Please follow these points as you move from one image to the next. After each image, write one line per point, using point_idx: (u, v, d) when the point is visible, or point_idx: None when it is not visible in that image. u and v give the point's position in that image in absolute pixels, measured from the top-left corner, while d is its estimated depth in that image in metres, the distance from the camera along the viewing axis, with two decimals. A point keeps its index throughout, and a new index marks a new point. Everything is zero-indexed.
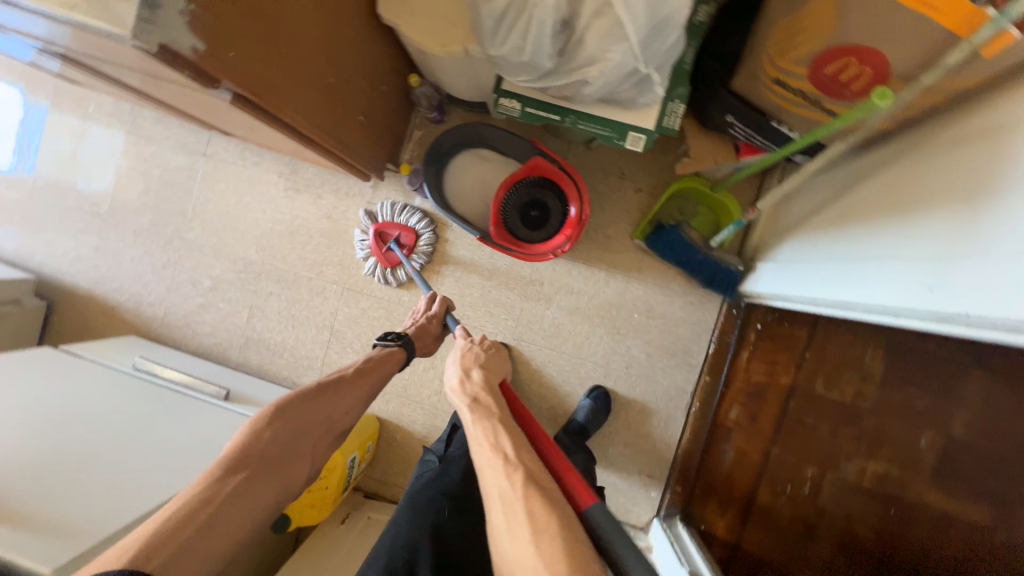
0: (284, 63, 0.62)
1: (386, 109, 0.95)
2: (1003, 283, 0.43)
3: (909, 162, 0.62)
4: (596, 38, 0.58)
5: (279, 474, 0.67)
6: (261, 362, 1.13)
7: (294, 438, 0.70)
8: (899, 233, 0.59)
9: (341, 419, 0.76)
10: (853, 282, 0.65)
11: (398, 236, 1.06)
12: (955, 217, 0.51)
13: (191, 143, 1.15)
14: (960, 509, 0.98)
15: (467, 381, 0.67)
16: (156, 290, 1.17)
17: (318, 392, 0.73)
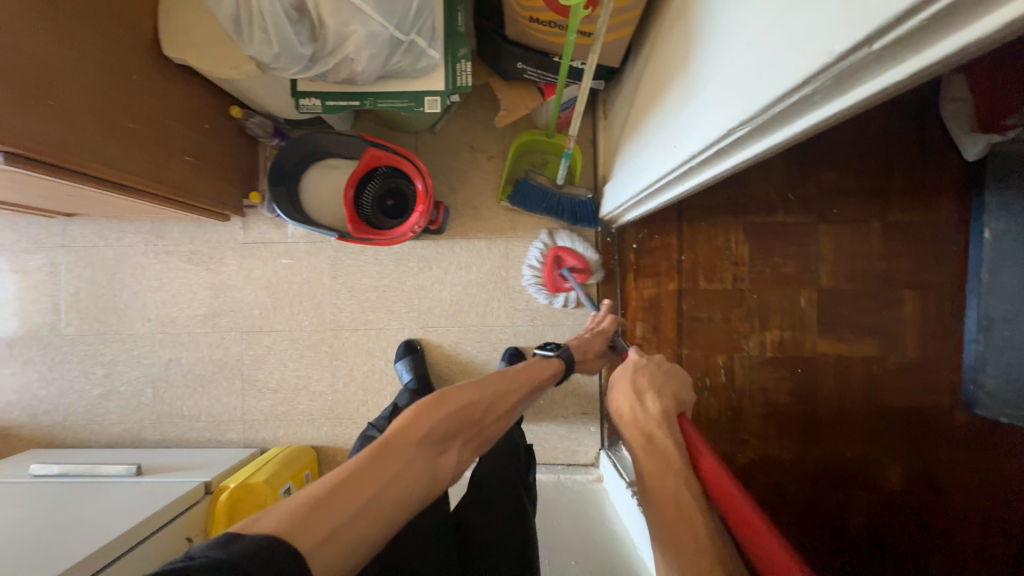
0: (60, 114, 0.67)
1: (219, 146, 1.02)
2: (706, 117, 0.55)
3: (658, 57, 0.76)
4: (332, 16, 0.63)
5: (439, 461, 0.58)
6: (180, 433, 1.20)
7: (458, 425, 0.62)
8: (666, 112, 0.72)
9: (494, 412, 0.67)
10: (656, 164, 0.76)
11: (569, 267, 1.13)
12: (685, 84, 0.64)
13: (76, 237, 1.21)
14: (848, 348, 1.19)
15: (642, 410, 0.67)
16: (49, 395, 1.21)
17: (483, 380, 0.69)
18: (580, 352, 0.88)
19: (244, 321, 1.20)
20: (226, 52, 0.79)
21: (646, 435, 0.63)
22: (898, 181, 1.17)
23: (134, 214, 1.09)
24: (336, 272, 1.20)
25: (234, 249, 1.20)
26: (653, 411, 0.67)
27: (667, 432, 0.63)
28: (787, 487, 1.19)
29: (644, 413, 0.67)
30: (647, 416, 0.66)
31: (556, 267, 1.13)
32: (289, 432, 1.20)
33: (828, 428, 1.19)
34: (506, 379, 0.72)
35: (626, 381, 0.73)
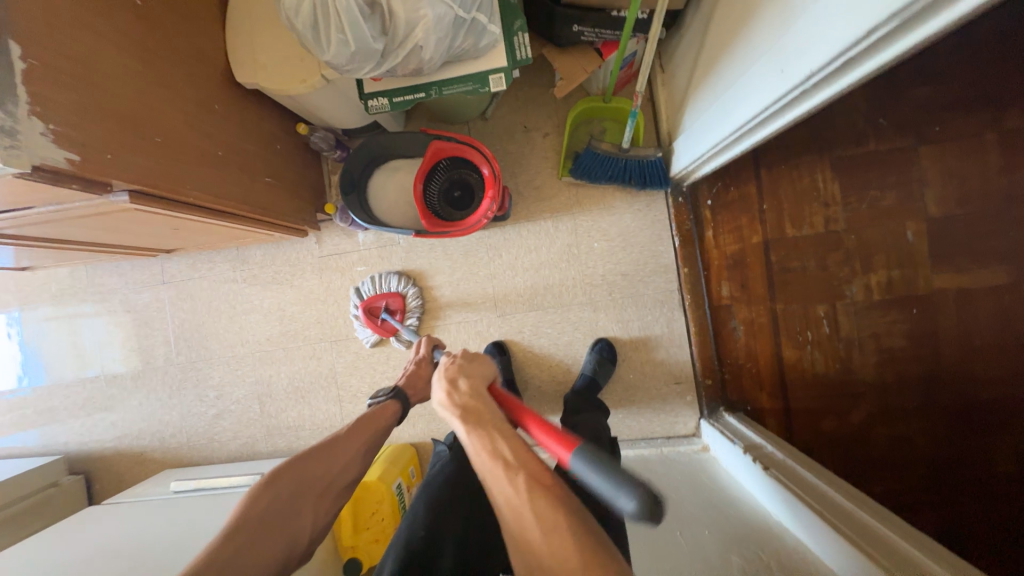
0: (167, 149, 0.71)
1: (291, 164, 1.06)
2: (822, 33, 0.51)
3: None
4: (402, 4, 0.62)
5: (284, 533, 0.69)
6: (289, 443, 1.27)
7: (297, 493, 0.72)
8: (754, 45, 0.67)
9: (343, 473, 0.77)
10: (739, 106, 0.72)
11: (388, 306, 1.19)
12: (784, 7, 0.59)
13: (173, 273, 1.30)
14: (971, 279, 1.06)
15: (454, 393, 0.67)
16: (172, 420, 1.32)
17: (322, 446, 0.78)
18: (414, 389, 0.90)
19: (331, 332, 1.25)
20: (294, 67, 0.81)
21: (464, 409, 0.65)
22: (1012, 82, 1.03)
23: (223, 243, 1.16)
24: (409, 273, 1.22)
25: (312, 264, 1.25)
26: (466, 390, 0.68)
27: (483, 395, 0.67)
28: (915, 438, 1.09)
29: (457, 393, 0.67)
30: (453, 390, 0.67)
31: (374, 316, 1.18)
32: None
33: (955, 370, 1.08)
34: (350, 434, 0.80)
35: (457, 363, 0.71)
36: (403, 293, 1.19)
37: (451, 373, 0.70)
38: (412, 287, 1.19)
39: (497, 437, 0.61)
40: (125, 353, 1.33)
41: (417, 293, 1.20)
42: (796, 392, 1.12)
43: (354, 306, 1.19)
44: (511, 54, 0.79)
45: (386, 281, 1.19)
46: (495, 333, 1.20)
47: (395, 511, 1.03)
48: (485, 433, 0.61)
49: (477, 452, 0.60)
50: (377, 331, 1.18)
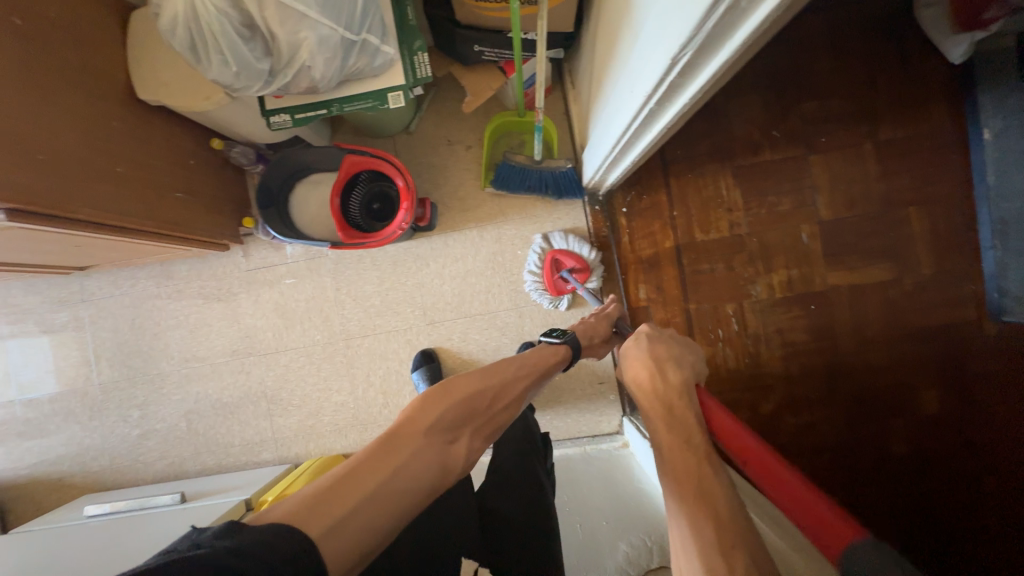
0: (54, 167, 0.71)
1: (207, 179, 1.06)
2: (652, 57, 0.57)
3: (607, 11, 0.77)
4: (280, 27, 0.65)
5: (447, 449, 0.68)
6: (217, 460, 1.25)
7: (463, 416, 0.73)
8: (619, 64, 0.73)
9: (500, 411, 0.78)
10: (617, 119, 0.78)
11: (573, 267, 1.14)
12: (632, 30, 0.65)
13: (94, 291, 1.27)
14: (862, 277, 1.16)
15: (661, 383, 0.74)
16: (94, 442, 1.27)
17: (490, 375, 0.79)
18: (589, 338, 0.94)
19: (260, 345, 1.25)
20: (195, 86, 0.83)
21: (661, 399, 0.72)
22: (884, 98, 1.14)
23: (139, 258, 1.13)
24: (338, 284, 1.23)
25: (239, 277, 1.25)
26: (672, 385, 0.73)
27: (686, 404, 0.70)
28: (819, 426, 1.17)
29: (660, 382, 0.74)
30: (651, 381, 0.75)
31: (555, 271, 1.15)
32: (318, 443, 1.23)
33: (850, 361, 1.17)
34: (511, 368, 0.82)
35: (637, 350, 0.80)
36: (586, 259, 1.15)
37: (647, 364, 0.77)
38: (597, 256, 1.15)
39: (683, 434, 0.67)
40: (43, 373, 1.28)
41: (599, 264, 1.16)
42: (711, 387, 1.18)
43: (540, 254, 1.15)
44: (409, 74, 0.83)
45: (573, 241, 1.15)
46: (425, 341, 1.22)
47: None
48: (675, 446, 0.66)
49: (666, 442, 0.67)
50: (551, 286, 1.15)
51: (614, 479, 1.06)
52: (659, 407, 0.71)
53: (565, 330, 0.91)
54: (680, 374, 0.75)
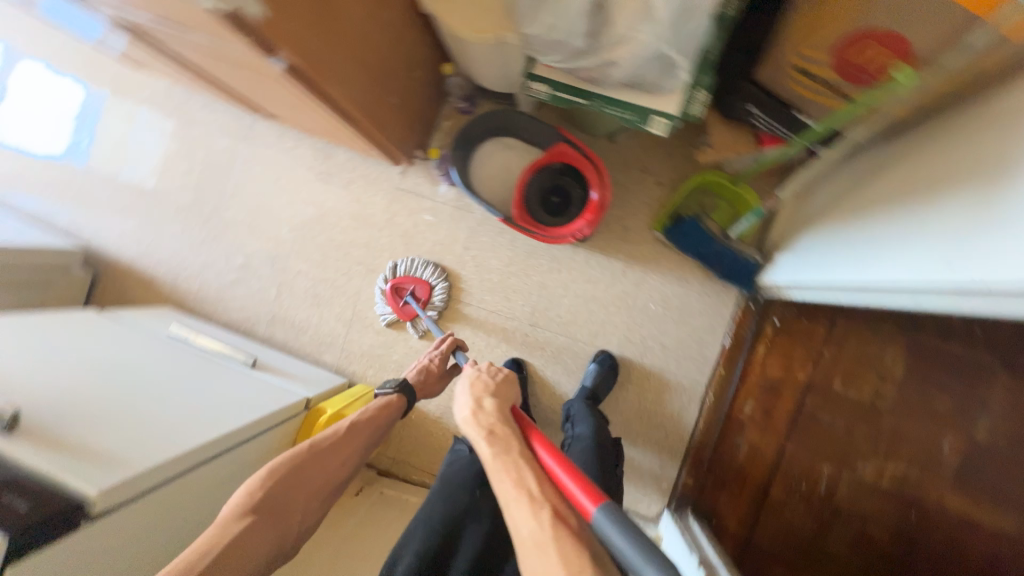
0: (333, 39, 0.70)
1: (418, 95, 1.05)
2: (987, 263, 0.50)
3: (926, 152, 0.67)
4: (624, 18, 0.62)
5: (256, 523, 0.69)
6: (285, 338, 1.29)
7: (279, 503, 0.73)
8: (908, 220, 0.65)
9: (331, 482, 0.81)
10: (864, 266, 0.71)
11: (414, 293, 1.20)
12: (955, 205, 0.57)
13: (258, 135, 1.31)
14: (994, 519, 0.98)
15: (479, 411, 0.70)
16: (193, 265, 1.34)
17: (306, 459, 0.78)
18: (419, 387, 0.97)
19: (373, 260, 1.26)
20: (475, 11, 0.78)
21: (487, 425, 0.67)
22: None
23: (318, 132, 1.15)
24: (470, 244, 1.21)
25: (387, 191, 1.25)
26: (490, 408, 0.71)
27: (506, 425, 0.68)
28: None
29: (476, 409, 0.70)
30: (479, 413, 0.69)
31: (398, 297, 1.21)
32: (378, 374, 1.24)
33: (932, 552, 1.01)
34: (328, 438, 0.82)
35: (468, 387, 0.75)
36: (430, 286, 1.20)
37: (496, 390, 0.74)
38: (440, 283, 1.20)
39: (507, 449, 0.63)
40: (182, 182, 1.35)
41: (443, 291, 1.20)
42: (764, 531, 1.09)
43: (384, 280, 1.22)
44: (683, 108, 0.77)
45: (418, 267, 1.21)
46: (519, 338, 1.20)
47: None
48: (496, 454, 0.63)
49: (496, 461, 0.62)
50: (397, 313, 1.21)
51: None
52: (483, 435, 0.66)
53: (394, 380, 0.94)
54: (497, 398, 0.73)
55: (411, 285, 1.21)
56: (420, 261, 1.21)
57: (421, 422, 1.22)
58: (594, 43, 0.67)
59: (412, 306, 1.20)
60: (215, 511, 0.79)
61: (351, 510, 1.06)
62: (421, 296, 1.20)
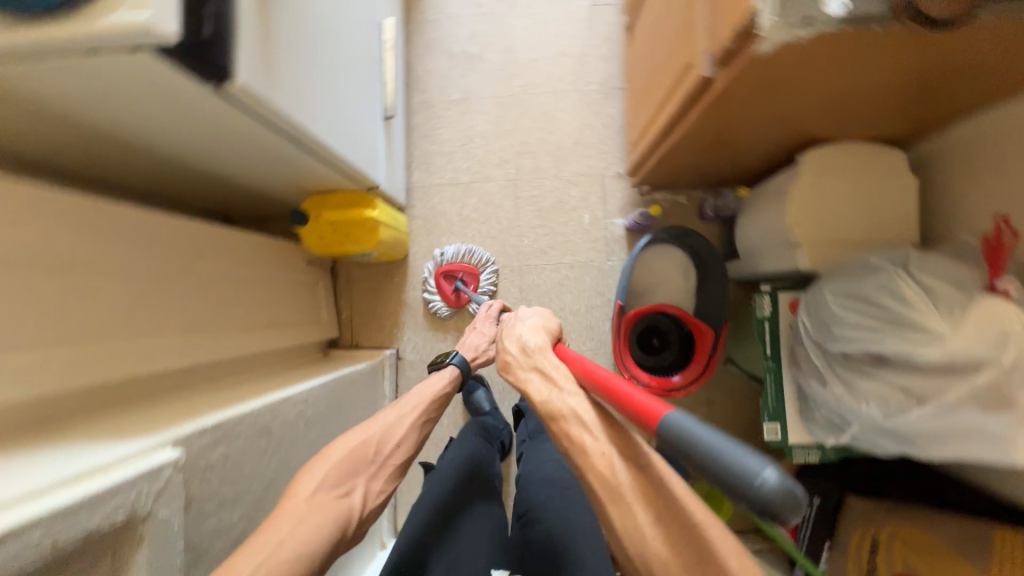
0: (746, 104, 0.68)
1: (704, 172, 1.03)
2: None
3: None
4: (869, 386, 0.67)
5: (338, 506, 0.59)
6: (418, 126, 1.27)
7: (346, 470, 0.63)
8: None
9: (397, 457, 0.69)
10: None
11: (464, 279, 1.19)
12: None
13: (599, 17, 1.27)
14: None
15: (524, 353, 0.69)
16: (449, 4, 1.29)
17: (382, 433, 0.69)
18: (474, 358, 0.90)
19: (524, 184, 1.24)
20: (823, 206, 0.82)
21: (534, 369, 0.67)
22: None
23: (630, 86, 1.12)
24: (575, 270, 1.21)
25: (595, 170, 1.23)
26: (532, 347, 0.69)
27: (550, 362, 0.66)
28: None
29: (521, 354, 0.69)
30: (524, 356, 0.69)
31: (448, 283, 1.19)
32: (419, 231, 1.24)
33: None
34: (383, 440, 0.68)
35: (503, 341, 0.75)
36: (480, 274, 1.19)
37: (536, 330, 0.73)
38: (491, 267, 1.20)
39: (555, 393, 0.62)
40: None
41: (494, 273, 1.20)
42: None
43: (430, 272, 1.19)
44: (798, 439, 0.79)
45: (466, 253, 1.19)
46: None
47: (349, 253, 1.04)
48: (549, 404, 0.62)
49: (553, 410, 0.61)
50: (447, 300, 1.19)
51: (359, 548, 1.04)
52: (533, 373, 0.66)
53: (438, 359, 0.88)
54: (531, 336, 0.72)
55: (462, 270, 1.19)
56: (480, 249, 1.20)
57: (394, 289, 1.24)
58: (836, 360, 0.72)
59: (467, 291, 1.17)
60: (252, 164, 0.78)
61: (294, 266, 1.07)
62: (472, 283, 1.19)
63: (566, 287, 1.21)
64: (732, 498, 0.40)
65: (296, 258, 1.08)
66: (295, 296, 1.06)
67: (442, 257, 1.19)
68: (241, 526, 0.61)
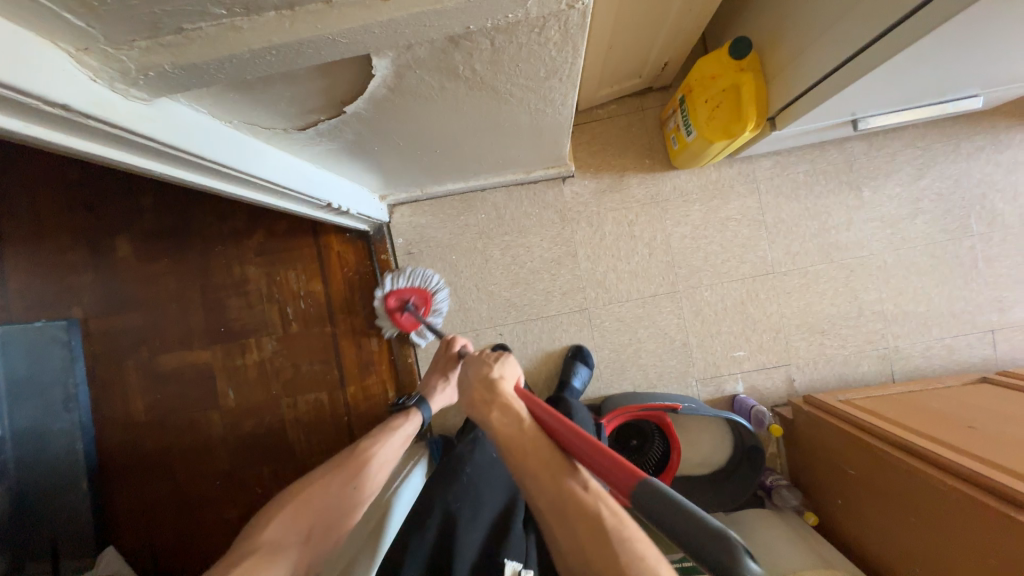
0: (979, 537, 0.64)
1: (823, 473, 0.98)
2: None
3: None
4: None
5: (295, 552, 0.72)
6: (824, 156, 1.12)
7: (292, 527, 0.74)
8: None
9: (341, 512, 0.80)
10: None
11: (414, 304, 1.16)
12: None
13: (984, 344, 1.09)
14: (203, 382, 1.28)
15: (491, 388, 0.66)
16: (985, 168, 1.09)
17: (309, 487, 0.80)
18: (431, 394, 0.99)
19: (768, 282, 1.14)
20: None
21: (500, 405, 0.64)
22: (164, 506, 1.29)
23: (905, 386, 1.01)
24: (680, 348, 1.16)
25: (793, 356, 1.14)
26: (495, 388, 0.66)
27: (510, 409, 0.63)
28: (213, 251, 1.27)
29: (487, 390, 0.66)
30: (489, 392, 0.66)
31: (402, 303, 1.17)
32: (702, 177, 1.15)
33: (227, 358, 1.28)
34: (318, 512, 0.77)
35: (468, 371, 0.70)
36: (431, 291, 1.17)
37: (499, 369, 0.69)
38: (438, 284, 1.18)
39: (526, 437, 0.60)
40: None
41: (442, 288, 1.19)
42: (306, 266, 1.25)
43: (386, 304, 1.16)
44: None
45: (416, 276, 1.17)
46: (585, 289, 1.18)
47: (688, 108, 0.95)
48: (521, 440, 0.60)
49: (517, 452, 0.60)
50: (403, 318, 1.17)
51: (382, 180, 1.06)
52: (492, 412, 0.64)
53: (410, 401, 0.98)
54: (494, 375, 0.68)
55: (411, 293, 1.17)
56: (434, 275, 1.19)
57: (635, 162, 1.16)
58: None
59: (415, 316, 1.16)
60: None
61: (667, 50, 0.97)
62: (424, 309, 1.17)
63: (661, 342, 1.16)
64: (698, 548, 0.45)
65: (671, 51, 0.98)
66: (633, 58, 0.97)
67: (389, 281, 1.17)
68: (464, 76, 0.58)
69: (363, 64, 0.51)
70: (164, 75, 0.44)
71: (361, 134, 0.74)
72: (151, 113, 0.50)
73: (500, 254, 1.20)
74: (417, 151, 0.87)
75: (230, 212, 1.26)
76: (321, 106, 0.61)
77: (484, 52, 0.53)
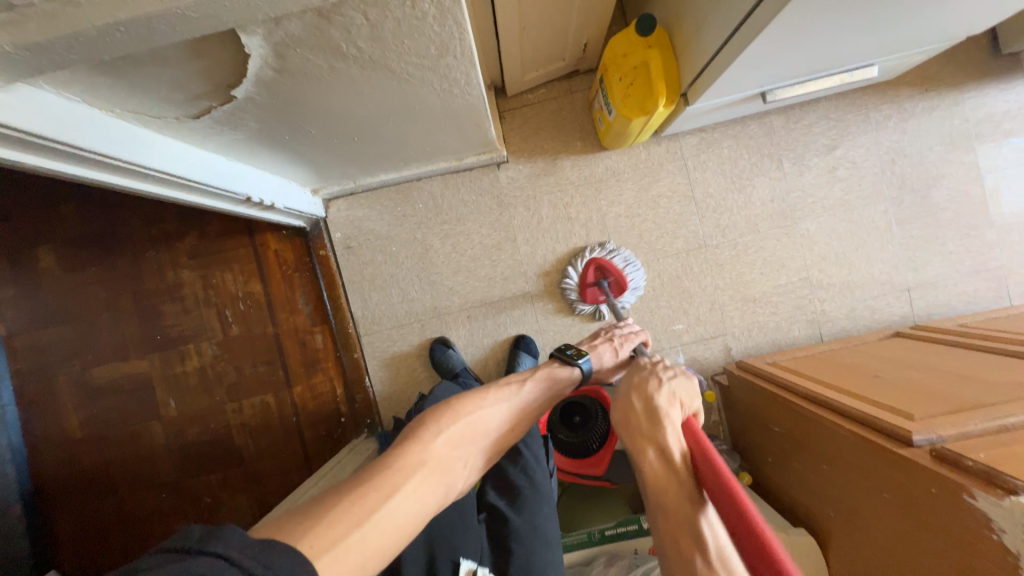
0: (874, 475, 0.68)
1: (754, 435, 1.03)
2: None
3: None
4: None
5: (453, 477, 0.61)
6: (746, 131, 1.16)
7: (455, 450, 0.63)
8: None
9: (484, 454, 0.68)
10: None
11: (610, 284, 1.14)
12: None
13: (900, 303, 1.16)
14: (142, 393, 1.24)
15: (648, 428, 0.61)
16: (892, 136, 1.15)
17: (476, 409, 0.69)
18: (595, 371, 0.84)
19: (700, 255, 1.18)
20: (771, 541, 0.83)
21: (658, 445, 0.59)
22: (109, 523, 1.24)
23: (829, 346, 1.06)
24: None
25: (728, 326, 1.18)
26: (649, 429, 0.61)
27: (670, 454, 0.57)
28: (144, 258, 1.23)
29: (648, 416, 0.62)
30: (649, 419, 0.62)
31: (609, 274, 1.14)
32: (632, 156, 1.17)
33: (166, 367, 1.24)
34: (474, 443, 0.66)
35: (626, 387, 0.68)
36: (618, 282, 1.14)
37: (672, 403, 0.64)
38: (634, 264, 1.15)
39: (681, 488, 0.55)
40: (946, 209, 1.16)
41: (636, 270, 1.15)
42: (243, 266, 1.22)
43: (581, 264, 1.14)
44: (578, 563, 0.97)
45: (613, 253, 1.15)
46: (527, 274, 1.19)
47: (606, 88, 0.97)
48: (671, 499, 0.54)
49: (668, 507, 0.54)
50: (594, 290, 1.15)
51: (309, 173, 1.04)
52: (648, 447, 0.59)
53: (573, 351, 0.82)
54: (660, 400, 0.64)
55: (611, 271, 1.14)
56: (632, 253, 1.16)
57: (567, 145, 1.18)
58: None
59: (607, 295, 1.14)
60: None
61: (583, 32, 0.99)
62: (617, 291, 1.15)
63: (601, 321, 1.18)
64: None
65: (587, 31, 1.00)
66: (550, 40, 0.98)
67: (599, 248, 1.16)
68: (351, 55, 0.58)
69: (234, 41, 0.50)
70: (7, 57, 0.43)
71: (264, 122, 0.73)
72: (10, 101, 0.48)
73: (441, 243, 1.20)
74: (333, 140, 0.86)
75: (159, 215, 1.22)
76: (207, 90, 0.60)
77: (361, 28, 0.53)
